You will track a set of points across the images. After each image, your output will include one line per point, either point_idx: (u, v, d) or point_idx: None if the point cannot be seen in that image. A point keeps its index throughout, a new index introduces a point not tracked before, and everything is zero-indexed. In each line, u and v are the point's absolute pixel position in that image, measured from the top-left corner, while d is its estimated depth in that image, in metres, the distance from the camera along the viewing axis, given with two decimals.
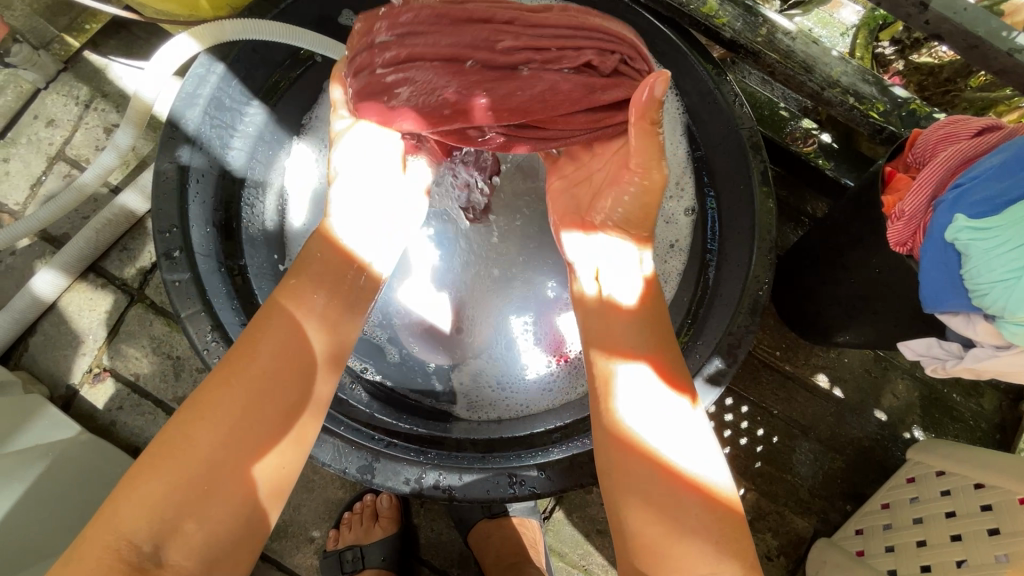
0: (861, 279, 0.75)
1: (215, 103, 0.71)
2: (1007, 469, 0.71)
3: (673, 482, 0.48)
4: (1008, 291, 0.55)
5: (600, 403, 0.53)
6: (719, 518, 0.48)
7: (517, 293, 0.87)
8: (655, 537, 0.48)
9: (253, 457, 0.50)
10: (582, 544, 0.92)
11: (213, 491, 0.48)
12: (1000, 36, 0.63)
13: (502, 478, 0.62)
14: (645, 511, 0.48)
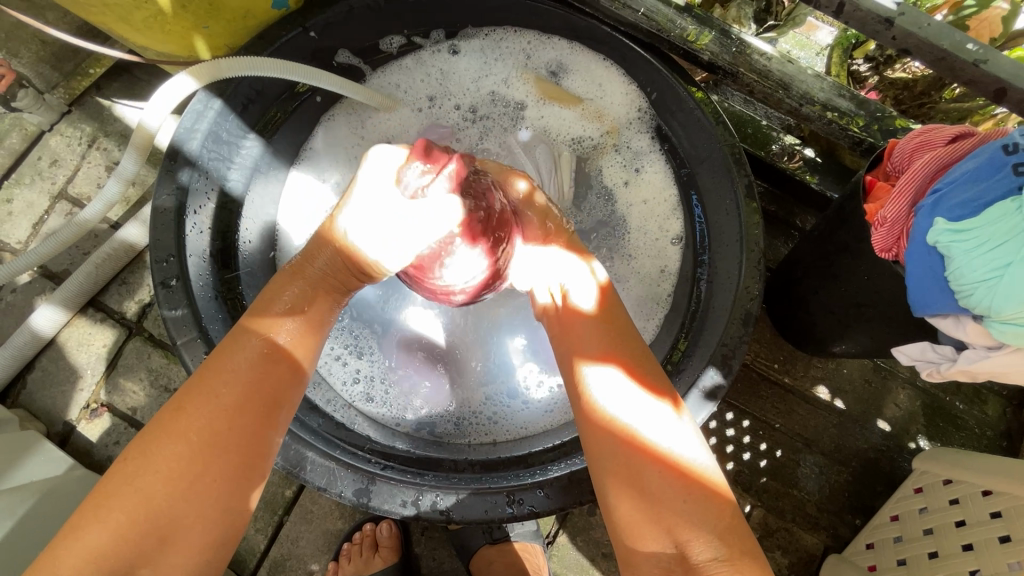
0: (853, 286, 0.75)
1: (213, 136, 0.73)
2: (1013, 474, 0.69)
3: (643, 470, 0.49)
4: (992, 289, 0.56)
5: (577, 403, 0.55)
6: (708, 500, 0.48)
7: (508, 314, 0.88)
8: (637, 519, 0.48)
9: (224, 485, 0.49)
10: (588, 570, 0.90)
11: (176, 529, 0.47)
12: (965, 48, 0.66)
13: (501, 500, 0.61)
14: (620, 494, 0.49)
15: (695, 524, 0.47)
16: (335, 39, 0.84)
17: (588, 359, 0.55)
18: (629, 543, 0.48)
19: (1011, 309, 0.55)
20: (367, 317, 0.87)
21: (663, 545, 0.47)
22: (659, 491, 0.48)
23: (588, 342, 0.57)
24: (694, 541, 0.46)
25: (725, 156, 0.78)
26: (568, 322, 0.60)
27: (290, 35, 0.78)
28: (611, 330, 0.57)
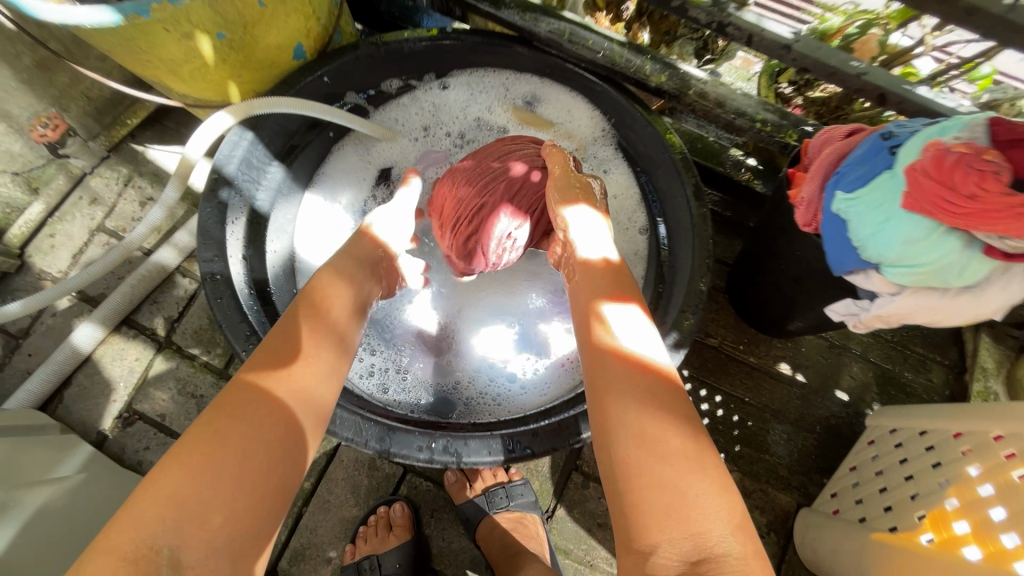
0: (789, 261, 0.90)
1: (246, 161, 0.88)
2: (947, 414, 0.80)
3: (651, 429, 0.50)
4: (879, 239, 0.68)
5: (606, 361, 0.56)
6: (712, 475, 0.49)
7: (503, 309, 1.02)
8: (687, 471, 0.47)
9: (296, 447, 0.55)
10: (586, 540, 0.98)
11: (255, 482, 0.51)
12: (849, 65, 0.84)
13: (507, 444, 0.71)
14: (667, 444, 0.49)
15: (701, 499, 0.47)
16: (343, 84, 1.02)
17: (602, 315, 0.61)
18: (633, 525, 0.47)
19: (896, 254, 0.67)
20: (384, 318, 1.01)
21: (671, 530, 0.46)
22: (665, 465, 0.48)
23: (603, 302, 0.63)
24: (701, 519, 0.46)
25: (675, 162, 0.94)
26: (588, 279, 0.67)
27: (307, 80, 0.95)
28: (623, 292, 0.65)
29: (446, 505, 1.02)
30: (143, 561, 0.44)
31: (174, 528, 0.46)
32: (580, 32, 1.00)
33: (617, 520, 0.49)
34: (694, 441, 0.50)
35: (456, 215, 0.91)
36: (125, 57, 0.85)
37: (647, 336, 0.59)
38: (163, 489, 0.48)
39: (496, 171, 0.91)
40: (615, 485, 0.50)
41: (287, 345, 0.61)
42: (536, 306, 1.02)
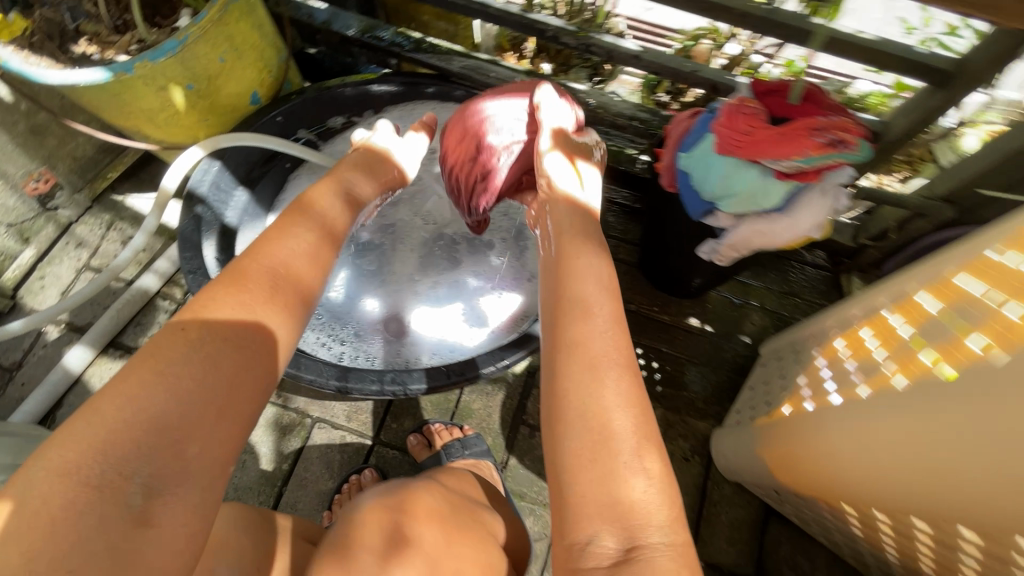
0: (667, 220, 1.11)
1: (215, 184, 1.07)
2: (806, 322, 1.01)
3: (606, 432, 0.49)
4: (710, 178, 0.88)
5: (566, 348, 0.55)
6: (658, 467, 0.49)
7: (444, 292, 1.20)
8: (619, 475, 0.48)
9: (259, 378, 0.55)
10: (537, 482, 1.11)
11: (227, 409, 0.50)
12: (682, 66, 1.11)
13: (443, 374, 0.87)
14: (608, 447, 0.49)
15: (644, 495, 0.47)
16: (295, 123, 1.23)
17: (572, 307, 0.58)
18: (573, 519, 0.48)
19: (719, 189, 0.88)
20: (342, 307, 1.19)
21: (610, 519, 0.46)
22: (616, 459, 0.48)
23: (578, 286, 0.60)
24: (642, 514, 0.46)
25: None
26: (564, 261, 0.64)
27: (262, 120, 1.17)
28: (599, 273, 0.62)
29: (412, 469, 1.14)
30: (115, 487, 0.43)
31: (149, 454, 0.45)
32: (491, 67, 1.35)
33: (558, 515, 0.49)
34: (644, 435, 0.50)
35: (450, 158, 1.00)
36: (113, 115, 1.05)
37: (616, 322, 0.57)
38: (123, 416, 0.46)
39: (480, 113, 0.96)
40: (560, 478, 0.50)
41: (251, 304, 0.57)
42: (472, 285, 1.20)
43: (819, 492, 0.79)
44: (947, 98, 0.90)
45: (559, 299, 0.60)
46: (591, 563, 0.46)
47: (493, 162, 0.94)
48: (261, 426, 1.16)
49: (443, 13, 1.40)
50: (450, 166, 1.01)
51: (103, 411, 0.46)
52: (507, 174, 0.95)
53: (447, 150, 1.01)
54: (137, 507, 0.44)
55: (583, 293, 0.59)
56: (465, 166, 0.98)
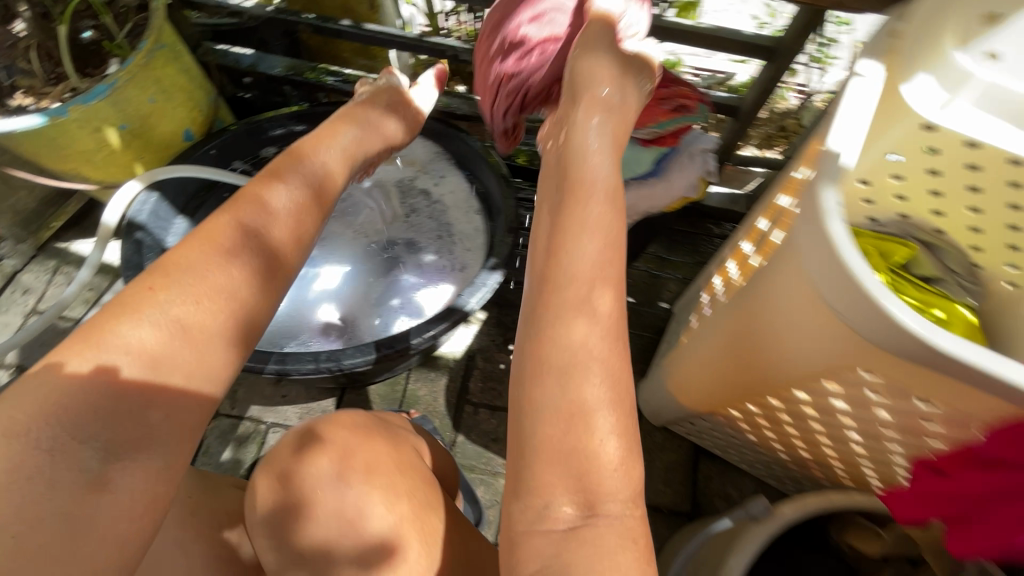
0: None
1: (154, 213, 1.17)
2: (702, 274, 1.12)
3: (577, 403, 0.45)
4: None
5: (548, 302, 0.49)
6: (630, 441, 0.46)
7: (384, 292, 1.29)
8: (586, 450, 0.45)
9: (234, 355, 0.55)
10: (485, 453, 1.18)
11: (195, 379, 0.51)
12: None
13: (375, 348, 0.97)
14: (579, 419, 0.45)
15: (609, 469, 0.45)
16: (229, 155, 1.34)
17: (562, 255, 0.51)
18: (532, 488, 0.46)
19: None
20: (292, 309, 1.27)
21: (572, 489, 0.45)
22: (590, 432, 0.45)
23: (572, 238, 0.52)
24: (607, 487, 0.45)
25: (482, 156, 1.23)
26: (567, 207, 0.55)
27: (196, 154, 1.27)
28: (607, 226, 0.53)
29: None
30: (69, 450, 0.46)
31: (105, 421, 0.47)
32: None
33: (515, 481, 0.47)
34: (620, 407, 0.46)
35: (486, 46, 0.91)
36: (51, 159, 1.13)
37: (610, 284, 0.50)
38: (85, 382, 0.47)
39: None
40: (523, 445, 0.47)
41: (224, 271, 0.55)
42: (409, 281, 1.30)
43: (709, 402, 0.89)
44: (777, 69, 1.09)
45: (553, 251, 0.52)
46: (546, 525, 0.45)
47: (533, 32, 0.83)
48: (216, 438, 1.21)
49: (362, 50, 1.56)
50: (486, 51, 0.91)
51: (57, 378, 0.47)
52: (539, 58, 0.82)
53: (485, 36, 0.91)
54: (94, 470, 0.47)
55: (581, 247, 0.51)
56: (503, 44, 0.86)
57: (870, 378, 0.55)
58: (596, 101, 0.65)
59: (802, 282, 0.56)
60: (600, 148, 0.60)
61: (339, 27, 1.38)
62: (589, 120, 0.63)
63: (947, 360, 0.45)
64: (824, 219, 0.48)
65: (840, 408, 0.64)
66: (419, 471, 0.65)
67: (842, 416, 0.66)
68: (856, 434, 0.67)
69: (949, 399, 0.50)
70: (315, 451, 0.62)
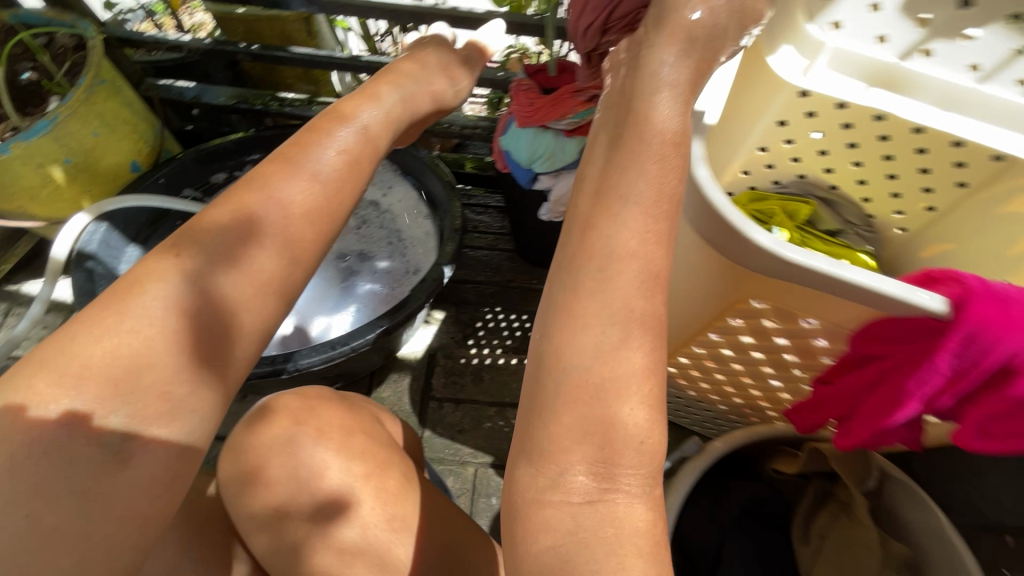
0: (513, 197, 1.30)
1: (105, 242, 1.19)
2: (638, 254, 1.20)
3: (605, 370, 0.44)
4: (520, 146, 1.11)
5: (589, 258, 0.48)
6: (655, 415, 0.44)
7: (343, 302, 1.33)
8: (607, 420, 0.44)
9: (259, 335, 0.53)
10: (452, 445, 1.22)
11: (219, 357, 0.50)
12: (499, 74, 1.33)
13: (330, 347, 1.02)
14: (607, 387, 0.44)
15: (630, 442, 0.44)
16: (178, 183, 1.37)
17: (605, 210, 0.50)
18: (546, 456, 0.44)
19: (527, 155, 1.10)
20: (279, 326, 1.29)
21: (592, 460, 0.43)
22: (617, 405, 0.44)
23: (622, 193, 0.50)
24: (628, 461, 0.44)
25: (425, 162, 1.30)
26: (622, 157, 0.53)
27: (145, 183, 1.30)
28: (662, 181, 0.51)
29: None
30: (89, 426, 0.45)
31: (127, 397, 0.46)
32: None
33: (528, 446, 0.45)
34: (650, 380, 0.44)
35: None
36: None
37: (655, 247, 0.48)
38: (64, 404, 0.44)
39: None
40: (543, 409, 0.45)
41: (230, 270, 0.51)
42: (366, 289, 1.34)
43: None
44: None
45: (601, 203, 0.50)
46: (560, 493, 0.43)
47: None
48: None
49: (305, 75, 1.63)
50: None
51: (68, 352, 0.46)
52: None
53: None
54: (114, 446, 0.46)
55: (630, 204, 0.49)
56: None
57: (762, 306, 0.62)
58: (677, 31, 0.61)
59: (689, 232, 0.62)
60: (670, 90, 0.57)
61: (283, 53, 1.44)
62: (668, 52, 0.59)
63: (840, 281, 0.50)
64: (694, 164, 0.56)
65: (747, 342, 0.71)
66: (378, 436, 0.68)
67: (752, 351, 0.73)
68: (769, 367, 0.74)
69: (825, 314, 0.58)
70: (276, 418, 0.64)
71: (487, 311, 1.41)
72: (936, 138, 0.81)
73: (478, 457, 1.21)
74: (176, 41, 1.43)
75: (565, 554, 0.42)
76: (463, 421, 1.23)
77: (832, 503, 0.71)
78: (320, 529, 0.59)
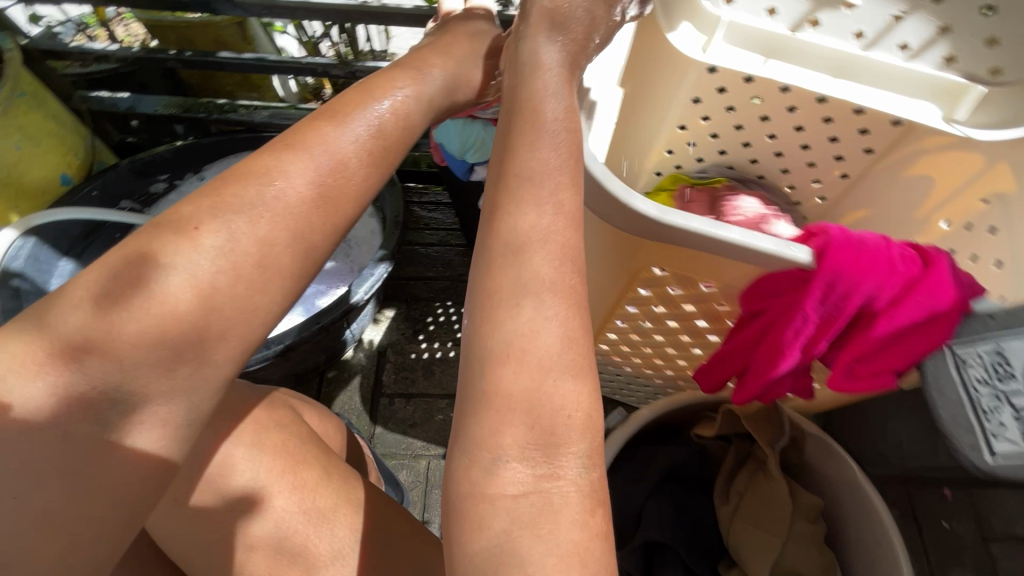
0: (456, 190, 1.29)
1: (34, 257, 1.17)
2: None
3: (521, 349, 0.44)
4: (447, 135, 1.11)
5: (495, 246, 0.48)
6: (584, 390, 0.44)
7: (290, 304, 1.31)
8: (531, 404, 0.43)
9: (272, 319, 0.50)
10: (404, 440, 1.23)
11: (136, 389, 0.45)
12: None
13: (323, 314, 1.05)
14: (520, 368, 0.43)
15: (560, 423, 0.43)
16: (114, 194, 1.35)
17: (505, 197, 0.49)
18: (479, 441, 0.43)
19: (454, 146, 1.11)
20: None
21: (523, 444, 0.42)
22: (538, 385, 0.43)
23: (525, 178, 0.50)
24: (561, 440, 0.43)
25: None
26: (519, 137, 0.53)
27: (77, 196, 1.27)
28: (559, 167, 0.51)
29: None
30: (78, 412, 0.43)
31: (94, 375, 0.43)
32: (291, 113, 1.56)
33: (459, 434, 0.44)
34: (572, 355, 0.44)
35: None
36: None
37: (570, 223, 0.49)
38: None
39: None
40: (470, 398, 0.44)
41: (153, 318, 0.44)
42: (311, 290, 1.33)
43: None
44: None
45: (505, 182, 0.50)
46: (499, 485, 0.42)
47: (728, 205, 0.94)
48: None
49: (244, 82, 1.60)
50: None
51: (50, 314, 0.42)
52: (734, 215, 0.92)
53: None
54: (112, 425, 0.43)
55: (543, 182, 0.50)
56: None
57: (662, 274, 0.65)
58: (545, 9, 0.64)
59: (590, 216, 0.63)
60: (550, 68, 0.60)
61: (214, 59, 1.42)
62: (541, 32, 0.62)
63: (743, 249, 0.52)
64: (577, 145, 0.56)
65: (661, 312, 0.74)
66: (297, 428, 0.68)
67: (667, 320, 0.75)
68: (686, 335, 0.76)
69: (724, 277, 0.60)
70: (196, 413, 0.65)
71: (438, 306, 1.41)
72: (838, 107, 0.84)
73: (430, 449, 1.22)
74: (103, 50, 1.40)
75: (499, 554, 0.40)
76: (414, 415, 1.24)
77: (750, 461, 0.76)
78: (233, 523, 0.60)
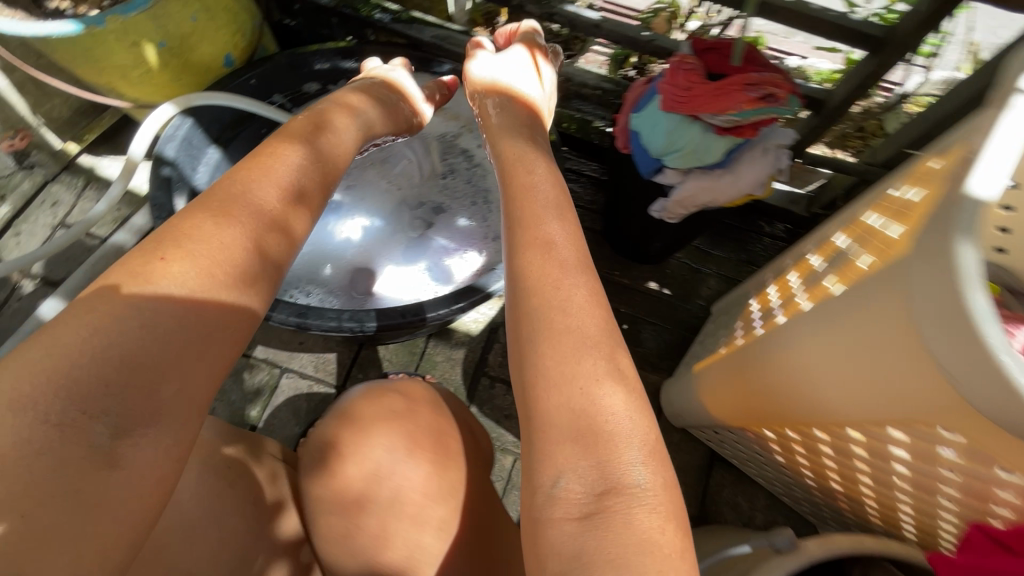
0: (627, 183, 1.12)
1: (186, 140, 1.11)
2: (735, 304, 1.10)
3: (562, 357, 0.46)
4: (654, 126, 0.94)
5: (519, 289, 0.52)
6: (628, 395, 0.45)
7: (418, 252, 1.24)
8: (582, 413, 0.43)
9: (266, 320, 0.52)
10: (495, 429, 1.16)
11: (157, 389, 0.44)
12: (642, 36, 1.14)
13: (399, 314, 0.93)
14: (566, 378, 0.45)
15: (613, 430, 0.43)
16: (269, 86, 1.26)
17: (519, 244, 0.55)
18: (539, 462, 0.43)
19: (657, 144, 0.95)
20: (345, 257, 1.23)
21: (578, 454, 0.42)
22: (582, 393, 0.44)
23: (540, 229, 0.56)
24: (615, 451, 0.42)
25: None
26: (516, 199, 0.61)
27: (236, 80, 1.19)
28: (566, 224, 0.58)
29: None
30: (78, 426, 0.40)
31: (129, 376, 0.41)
32: (461, 38, 1.40)
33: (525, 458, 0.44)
34: (611, 360, 0.46)
35: None
36: (85, 65, 1.05)
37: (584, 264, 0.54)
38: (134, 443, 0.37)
39: None
40: (529, 420, 0.45)
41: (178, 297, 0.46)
42: (442, 243, 1.24)
43: (742, 418, 0.84)
44: (884, 62, 0.96)
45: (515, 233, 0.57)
46: (559, 507, 0.40)
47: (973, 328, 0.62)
48: (228, 377, 1.17)
49: None
50: None
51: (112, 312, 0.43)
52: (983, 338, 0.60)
53: None
54: (102, 446, 0.40)
55: (551, 236, 0.55)
56: None
57: (952, 437, 0.49)
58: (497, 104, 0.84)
59: (911, 341, 0.48)
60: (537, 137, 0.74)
61: None
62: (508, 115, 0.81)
63: None
64: (964, 286, 0.40)
65: (898, 455, 0.59)
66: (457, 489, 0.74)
67: (897, 462, 0.61)
68: (910, 483, 0.62)
69: None
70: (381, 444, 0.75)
71: None
72: None
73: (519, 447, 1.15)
74: None
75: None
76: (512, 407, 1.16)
77: None
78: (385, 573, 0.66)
